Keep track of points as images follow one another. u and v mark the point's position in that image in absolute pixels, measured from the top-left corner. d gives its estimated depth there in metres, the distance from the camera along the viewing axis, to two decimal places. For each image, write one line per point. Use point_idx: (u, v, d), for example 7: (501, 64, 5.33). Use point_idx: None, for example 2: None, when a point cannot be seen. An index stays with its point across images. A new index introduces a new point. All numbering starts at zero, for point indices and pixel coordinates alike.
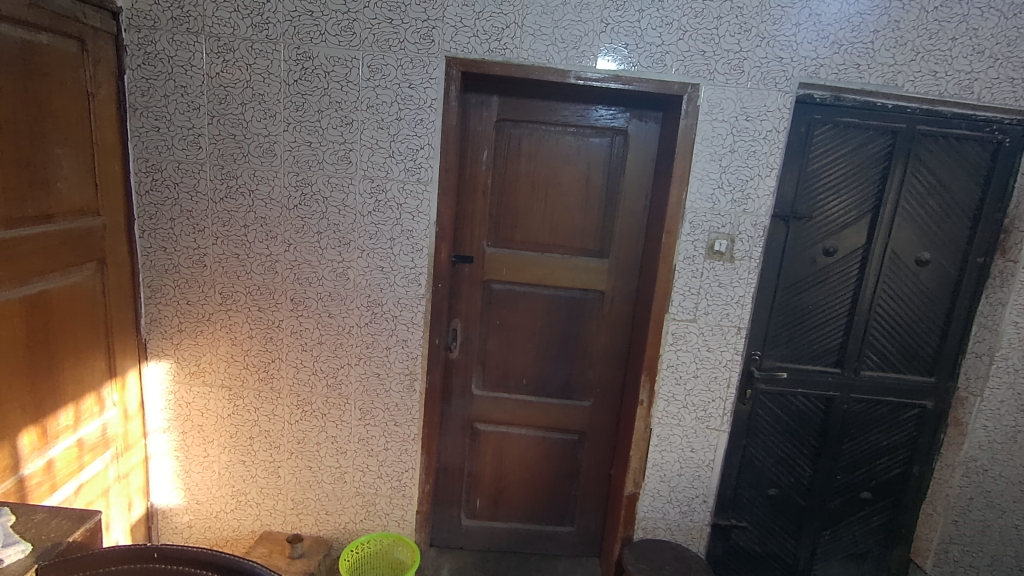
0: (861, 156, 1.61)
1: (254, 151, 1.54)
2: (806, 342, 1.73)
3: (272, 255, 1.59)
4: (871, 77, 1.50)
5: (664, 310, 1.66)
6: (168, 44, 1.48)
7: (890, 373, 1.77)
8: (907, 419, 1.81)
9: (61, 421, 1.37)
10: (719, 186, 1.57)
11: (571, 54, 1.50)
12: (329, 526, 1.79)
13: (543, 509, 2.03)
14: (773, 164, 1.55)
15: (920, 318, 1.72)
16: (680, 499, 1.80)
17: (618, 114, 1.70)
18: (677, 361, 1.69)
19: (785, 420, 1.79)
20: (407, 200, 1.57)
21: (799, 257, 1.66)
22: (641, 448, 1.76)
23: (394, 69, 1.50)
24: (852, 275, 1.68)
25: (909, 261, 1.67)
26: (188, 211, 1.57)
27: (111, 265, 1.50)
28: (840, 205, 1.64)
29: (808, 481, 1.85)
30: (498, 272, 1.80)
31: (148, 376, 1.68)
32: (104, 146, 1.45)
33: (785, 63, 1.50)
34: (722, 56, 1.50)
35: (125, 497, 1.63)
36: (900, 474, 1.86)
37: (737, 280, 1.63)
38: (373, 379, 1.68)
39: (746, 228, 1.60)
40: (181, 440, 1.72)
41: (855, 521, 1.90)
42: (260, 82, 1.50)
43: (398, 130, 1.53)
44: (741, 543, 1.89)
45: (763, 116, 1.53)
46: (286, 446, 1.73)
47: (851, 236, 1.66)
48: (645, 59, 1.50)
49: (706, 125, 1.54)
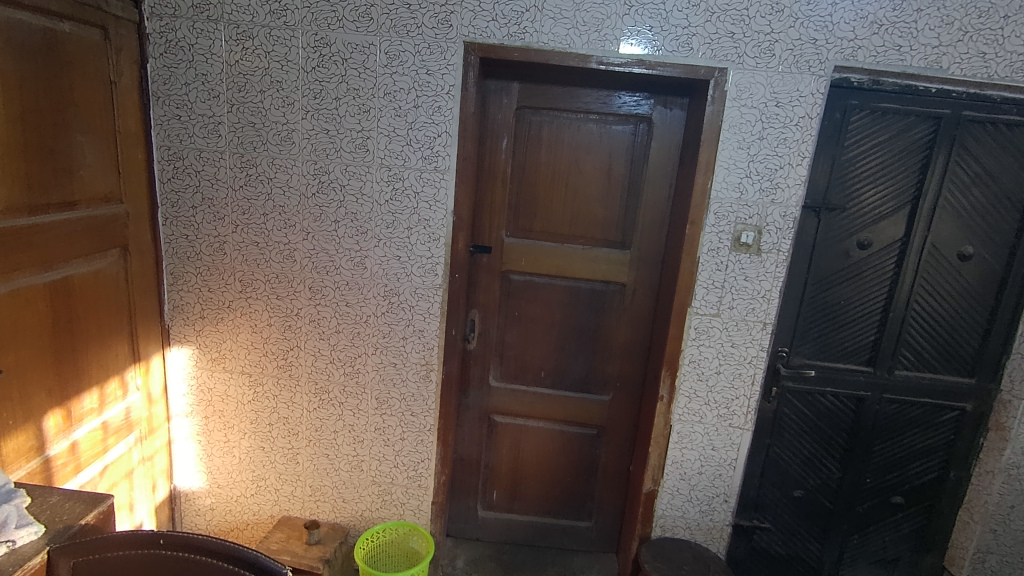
0: (901, 144, 1.52)
1: (273, 139, 1.54)
2: (836, 339, 1.66)
3: (290, 244, 1.60)
4: (913, 60, 1.42)
5: (686, 304, 1.61)
6: (188, 32, 1.48)
7: (927, 374, 1.68)
8: (943, 422, 1.73)
9: (85, 404, 1.41)
10: (746, 175, 1.50)
11: (593, 38, 1.45)
12: (346, 513, 1.81)
13: (561, 502, 2.01)
14: (804, 153, 1.48)
15: (960, 316, 1.63)
16: (700, 497, 1.76)
17: (642, 101, 1.64)
18: (699, 356, 1.64)
19: (812, 420, 1.73)
20: (424, 189, 1.55)
21: (831, 250, 1.59)
22: (661, 445, 1.72)
23: (411, 55, 1.47)
24: (888, 270, 1.60)
25: (950, 255, 1.58)
26: (209, 199, 1.58)
27: (134, 252, 1.52)
28: (877, 195, 1.55)
29: (835, 483, 1.79)
30: (517, 263, 1.77)
31: (171, 361, 1.71)
32: (126, 134, 1.46)
33: (820, 46, 1.42)
34: (753, 38, 1.43)
35: (149, 479, 1.67)
36: (935, 479, 1.78)
37: (763, 274, 1.57)
38: (389, 368, 1.68)
39: (774, 219, 1.53)
40: (202, 424, 1.75)
41: (885, 525, 1.82)
42: (278, 70, 1.50)
43: (415, 118, 1.51)
44: (764, 545, 1.83)
45: (795, 101, 1.46)
46: (304, 433, 1.74)
47: (888, 228, 1.57)
48: (671, 43, 1.45)
49: (734, 112, 1.47)
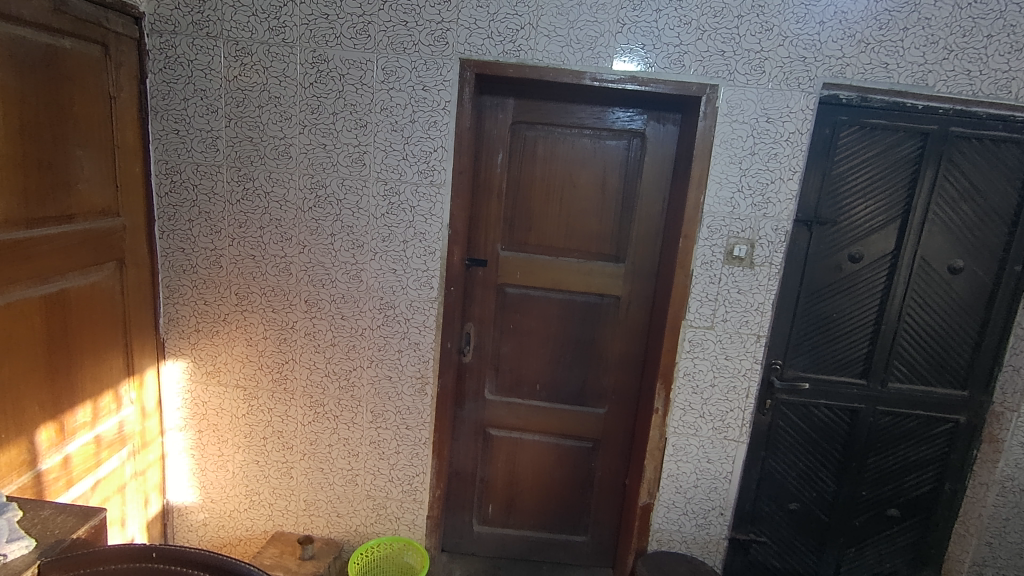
0: (890, 159, 1.54)
1: (270, 153, 1.55)
2: (830, 351, 1.67)
3: (287, 257, 1.61)
4: (900, 77, 1.45)
5: (681, 317, 1.62)
6: (188, 48, 1.50)
7: (919, 386, 1.69)
8: (937, 434, 1.73)
9: (78, 418, 1.40)
10: (739, 189, 1.53)
11: (586, 55, 1.47)
12: (340, 528, 1.79)
13: (557, 517, 2.00)
14: (795, 168, 1.51)
15: (952, 330, 1.65)
16: (695, 511, 1.75)
17: (636, 116, 1.67)
18: (694, 369, 1.65)
19: (807, 432, 1.73)
20: (420, 203, 1.56)
21: (823, 263, 1.61)
22: (657, 458, 1.72)
23: (408, 71, 1.49)
24: (879, 283, 1.62)
25: (941, 269, 1.60)
26: (206, 212, 1.59)
27: (130, 266, 1.52)
28: (868, 209, 1.57)
29: (831, 496, 1.79)
30: (512, 276, 1.79)
31: (166, 374, 1.70)
32: (125, 147, 1.48)
33: (809, 64, 1.45)
34: (743, 55, 1.46)
35: (141, 494, 1.66)
36: (931, 491, 1.78)
37: (756, 287, 1.58)
38: (384, 381, 1.68)
39: (766, 232, 1.55)
40: (196, 438, 1.74)
41: (881, 539, 1.82)
42: (276, 85, 1.51)
43: (411, 133, 1.52)
44: (761, 558, 1.83)
45: (785, 117, 1.48)
46: (298, 447, 1.74)
47: (878, 242, 1.59)
48: (663, 60, 1.47)
49: (725, 127, 1.50)
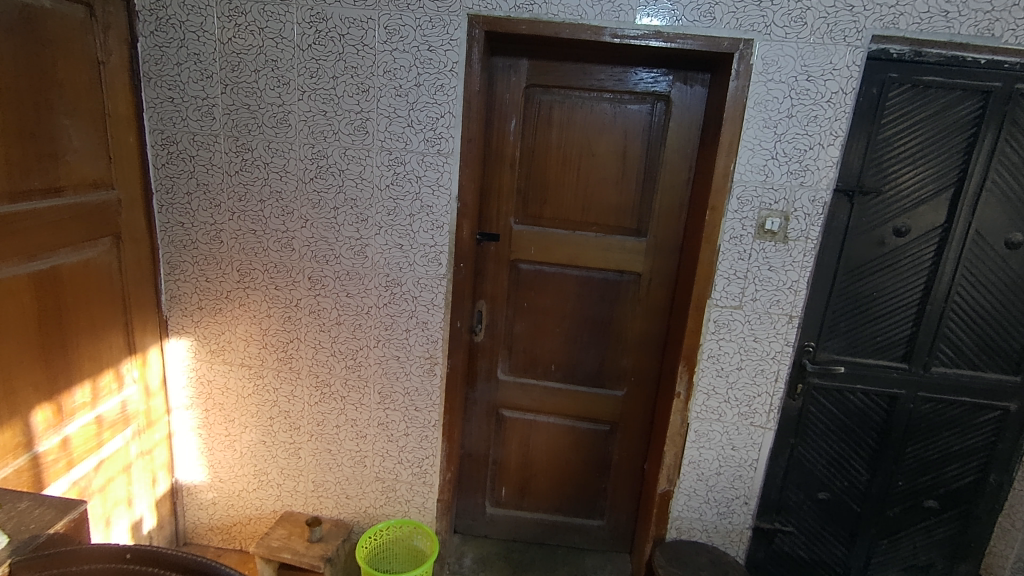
0: (946, 120, 1.38)
1: (268, 121, 1.46)
2: (869, 333, 1.54)
3: (288, 231, 1.53)
4: (962, 26, 1.30)
5: (706, 296, 1.50)
6: (179, 8, 1.41)
7: (967, 371, 1.56)
8: (984, 422, 1.60)
9: (76, 398, 1.36)
10: (772, 156, 1.39)
11: (606, 8, 1.34)
12: (349, 509, 1.75)
13: (572, 500, 1.93)
14: (836, 132, 1.37)
15: (1006, 310, 1.51)
16: (718, 499, 1.67)
17: (660, 78, 1.53)
18: (719, 351, 1.54)
19: (841, 419, 1.62)
20: (427, 173, 1.46)
21: (864, 237, 1.46)
22: (678, 444, 1.63)
23: (412, 30, 1.38)
24: (926, 259, 1.47)
25: (997, 243, 1.45)
26: (204, 184, 1.52)
27: (127, 241, 1.46)
28: (917, 177, 1.42)
29: (864, 486, 1.68)
30: (526, 252, 1.69)
31: (170, 353, 1.66)
32: (117, 117, 1.40)
33: (857, 14, 1.30)
34: (782, 6, 1.31)
35: (149, 472, 1.64)
36: (974, 482, 1.66)
37: (790, 263, 1.46)
38: (392, 361, 1.61)
39: (803, 204, 1.42)
40: (203, 417, 1.71)
41: (917, 531, 1.71)
42: (272, 48, 1.41)
43: (416, 98, 1.42)
44: (786, 548, 1.74)
45: (827, 75, 1.34)
46: (305, 427, 1.69)
47: (927, 214, 1.44)
48: (692, 12, 1.33)
49: (760, 87, 1.36)
